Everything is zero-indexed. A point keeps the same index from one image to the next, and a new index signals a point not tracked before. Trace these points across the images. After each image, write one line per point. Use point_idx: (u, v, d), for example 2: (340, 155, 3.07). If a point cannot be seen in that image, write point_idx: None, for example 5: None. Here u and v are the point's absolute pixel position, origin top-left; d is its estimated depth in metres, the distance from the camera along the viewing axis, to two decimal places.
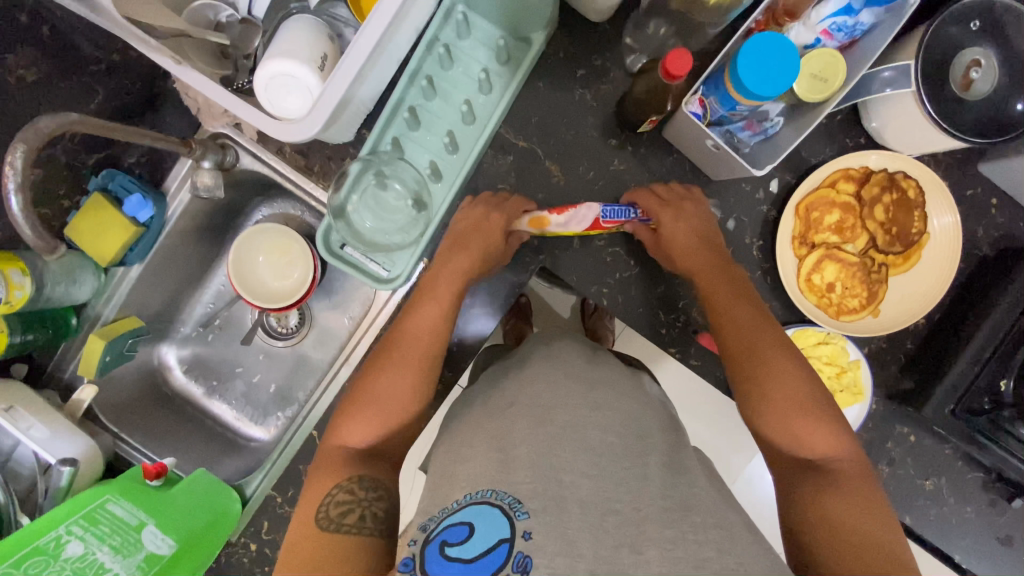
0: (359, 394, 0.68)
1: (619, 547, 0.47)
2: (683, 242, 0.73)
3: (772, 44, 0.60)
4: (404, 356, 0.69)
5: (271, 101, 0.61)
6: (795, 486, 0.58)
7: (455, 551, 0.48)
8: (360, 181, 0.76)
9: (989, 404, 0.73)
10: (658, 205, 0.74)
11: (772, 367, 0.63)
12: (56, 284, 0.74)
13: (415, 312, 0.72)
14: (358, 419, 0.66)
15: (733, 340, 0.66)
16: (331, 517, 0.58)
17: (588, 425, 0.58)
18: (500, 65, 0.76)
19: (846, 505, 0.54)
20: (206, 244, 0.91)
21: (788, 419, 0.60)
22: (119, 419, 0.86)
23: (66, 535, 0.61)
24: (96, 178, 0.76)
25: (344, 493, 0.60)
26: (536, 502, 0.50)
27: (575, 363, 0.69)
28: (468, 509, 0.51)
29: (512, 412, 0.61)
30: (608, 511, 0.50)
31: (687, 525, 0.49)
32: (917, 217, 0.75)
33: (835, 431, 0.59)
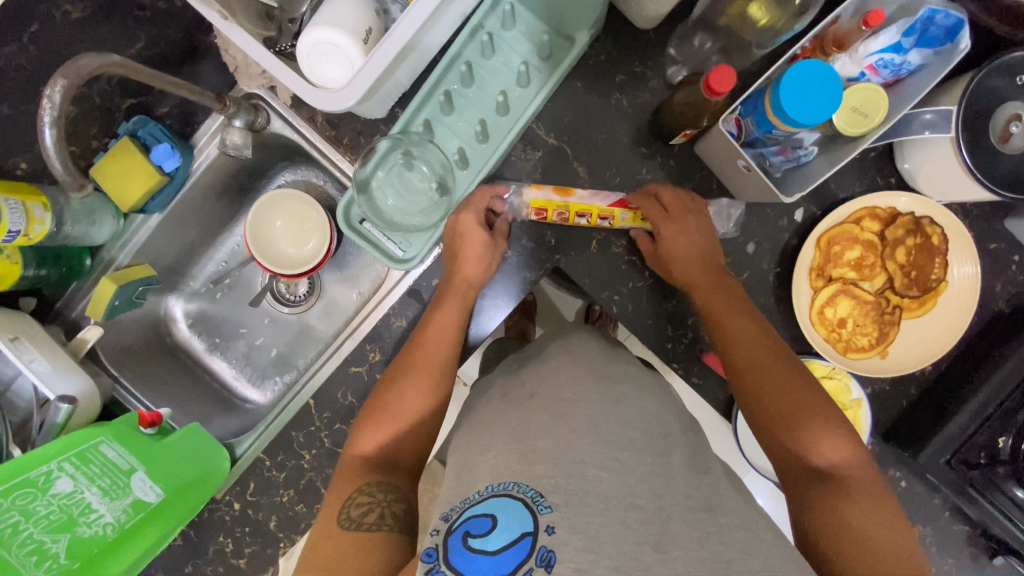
0: (375, 405, 0.69)
1: (642, 545, 0.49)
2: (682, 251, 0.72)
3: (816, 72, 0.61)
4: (421, 360, 0.71)
5: (310, 67, 0.61)
6: (806, 494, 0.58)
7: (478, 542, 0.49)
8: (387, 159, 0.77)
9: (985, 459, 0.74)
10: (660, 215, 0.73)
11: (779, 380, 0.62)
12: (75, 223, 0.75)
13: (438, 313, 0.73)
14: (373, 427, 0.67)
15: (737, 351, 0.66)
16: (352, 517, 0.60)
17: (607, 420, 0.60)
18: (540, 60, 0.76)
19: (864, 516, 0.54)
20: (226, 202, 0.92)
21: (797, 429, 0.60)
22: (120, 363, 0.86)
23: (56, 471, 0.60)
24: (127, 123, 0.77)
25: (364, 496, 0.62)
26: (558, 497, 0.51)
27: (585, 365, 0.69)
28: (490, 501, 0.52)
29: (535, 403, 0.64)
30: (631, 507, 0.52)
31: (713, 525, 0.52)
32: (938, 264, 0.74)
33: (842, 437, 0.59)
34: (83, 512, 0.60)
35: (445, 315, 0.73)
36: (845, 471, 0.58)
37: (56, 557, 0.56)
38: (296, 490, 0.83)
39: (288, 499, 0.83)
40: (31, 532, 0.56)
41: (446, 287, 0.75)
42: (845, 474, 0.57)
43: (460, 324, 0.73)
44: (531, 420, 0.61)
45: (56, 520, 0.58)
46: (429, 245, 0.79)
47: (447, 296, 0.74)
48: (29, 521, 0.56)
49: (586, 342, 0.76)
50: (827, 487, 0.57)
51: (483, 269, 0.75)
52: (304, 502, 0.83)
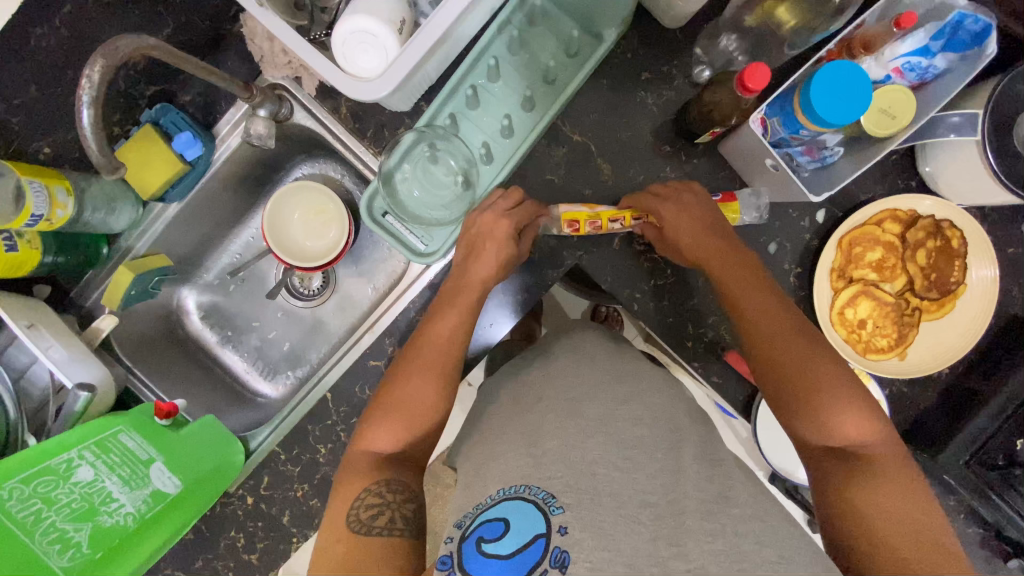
0: (383, 402, 0.68)
1: (655, 540, 0.48)
2: (691, 232, 0.71)
3: (846, 72, 0.61)
4: (429, 352, 0.70)
5: (345, 56, 0.60)
6: (831, 473, 0.59)
7: (492, 547, 0.50)
8: (412, 152, 0.76)
9: (1003, 461, 0.75)
10: (657, 200, 0.73)
11: (804, 361, 0.62)
12: (95, 211, 0.74)
13: (444, 309, 0.72)
14: (386, 423, 0.66)
15: (757, 330, 0.65)
16: (362, 520, 0.59)
17: (614, 417, 0.60)
18: (568, 57, 0.76)
19: (890, 494, 0.54)
20: (244, 193, 0.91)
21: (819, 409, 0.60)
22: (135, 353, 0.85)
23: (78, 459, 0.59)
24: (149, 110, 0.76)
25: (373, 496, 0.61)
26: (569, 497, 0.52)
27: (610, 362, 0.69)
28: (503, 504, 0.53)
29: (542, 406, 0.64)
30: (643, 504, 0.51)
31: (726, 517, 0.50)
32: (957, 267, 0.75)
33: (865, 416, 0.59)
34: (104, 501, 0.60)
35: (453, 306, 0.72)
36: (870, 449, 0.58)
37: (78, 546, 0.56)
38: (311, 484, 0.82)
39: (302, 494, 0.82)
40: (53, 520, 0.55)
41: (457, 282, 0.75)
42: (871, 453, 0.58)
43: (469, 315, 0.72)
44: (557, 414, 0.61)
45: (78, 509, 0.57)
46: (452, 239, 0.79)
47: (460, 296, 0.73)
48: (51, 509, 0.55)
49: (593, 340, 0.75)
50: (852, 465, 0.58)
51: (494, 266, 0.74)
52: (318, 497, 0.82)
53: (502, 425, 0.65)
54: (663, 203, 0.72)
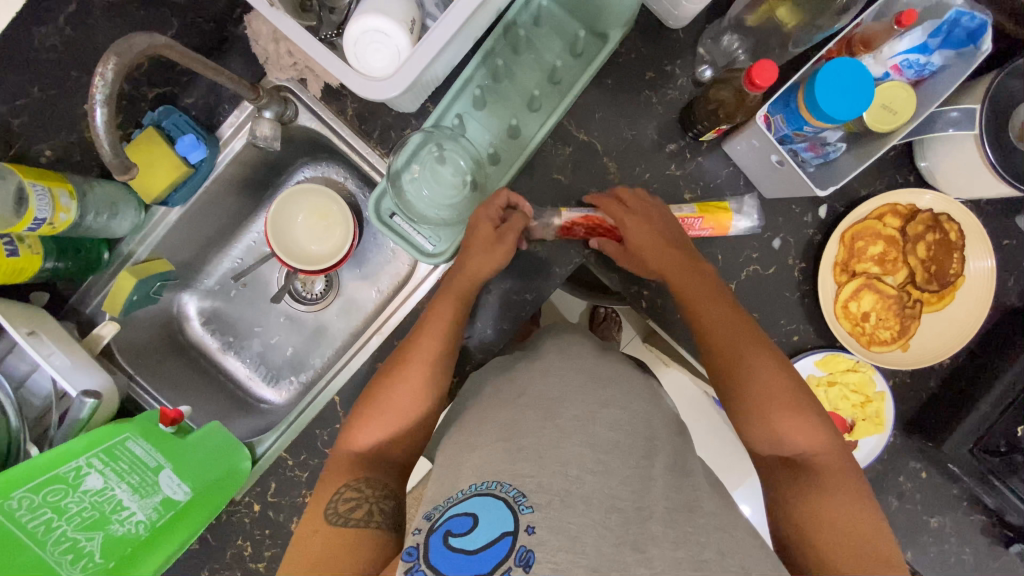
0: (372, 398, 0.68)
1: (621, 545, 0.48)
2: (650, 245, 0.71)
3: (850, 70, 0.62)
4: (416, 357, 0.68)
5: (357, 56, 0.60)
6: (780, 483, 0.60)
7: (459, 541, 0.50)
8: (420, 151, 0.76)
9: (1005, 447, 0.76)
10: (623, 212, 0.73)
11: (755, 369, 0.63)
12: (98, 215, 0.73)
13: (430, 317, 0.71)
14: (365, 420, 0.66)
15: (713, 340, 0.66)
16: (339, 512, 0.60)
17: (592, 422, 0.59)
18: (573, 57, 0.77)
19: (837, 508, 0.56)
20: (247, 197, 0.91)
21: (771, 421, 0.61)
22: (135, 361, 0.84)
23: (86, 467, 0.58)
24: (152, 113, 0.75)
25: (352, 491, 0.62)
26: (541, 497, 0.51)
27: (604, 366, 0.69)
28: (472, 500, 0.52)
29: (522, 402, 0.63)
30: (612, 509, 0.52)
31: (692, 526, 0.52)
32: (956, 259, 0.77)
33: (816, 428, 0.60)
34: (115, 509, 0.59)
35: (436, 310, 0.71)
36: (820, 459, 0.60)
37: (91, 555, 0.55)
38: None
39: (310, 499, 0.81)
40: (64, 530, 0.54)
41: (450, 284, 0.72)
42: (822, 464, 0.59)
43: (454, 318, 0.71)
44: (565, 410, 0.61)
45: (88, 518, 0.56)
46: (459, 239, 0.79)
47: (446, 291, 0.72)
48: (61, 519, 0.54)
49: (586, 345, 0.74)
50: (802, 478, 0.59)
51: (491, 273, 0.72)
52: None
53: (484, 419, 0.63)
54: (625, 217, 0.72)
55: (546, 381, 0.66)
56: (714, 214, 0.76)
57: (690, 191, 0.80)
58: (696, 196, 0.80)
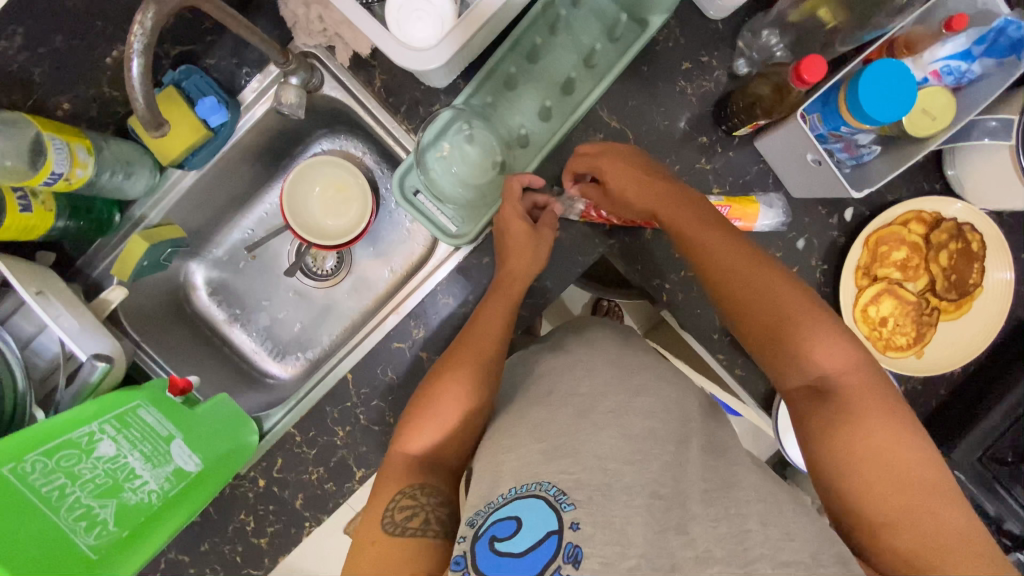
0: (425, 395, 0.65)
1: (665, 531, 0.50)
2: (631, 186, 0.67)
3: (895, 72, 0.62)
4: (467, 356, 0.67)
5: (399, 24, 0.58)
6: (807, 414, 0.58)
7: (505, 546, 0.51)
8: (448, 129, 0.75)
9: (1012, 457, 0.77)
10: (594, 158, 0.70)
11: (755, 284, 0.61)
12: (112, 173, 0.70)
13: (485, 310, 0.70)
14: (418, 422, 0.64)
15: (714, 263, 0.63)
16: (396, 521, 0.58)
17: (627, 412, 0.61)
18: (610, 42, 0.75)
19: (873, 432, 0.53)
20: (262, 166, 0.88)
21: (787, 341, 0.59)
22: (142, 329, 0.82)
23: (99, 433, 0.56)
24: (171, 72, 0.73)
25: (407, 498, 0.60)
26: (579, 494, 0.52)
27: (630, 360, 0.69)
28: (515, 504, 0.53)
29: (553, 400, 0.64)
30: (654, 495, 0.53)
31: (730, 499, 0.53)
32: (976, 269, 0.77)
33: (835, 343, 0.57)
34: (128, 478, 0.56)
35: (489, 311, 0.70)
36: (843, 380, 0.57)
37: (104, 524, 0.53)
38: (326, 468, 0.80)
39: (317, 477, 0.80)
40: (78, 496, 0.52)
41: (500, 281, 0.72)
42: (846, 384, 0.56)
43: (506, 318, 0.70)
44: (589, 410, 0.61)
45: (102, 485, 0.54)
46: (483, 222, 0.77)
47: (497, 291, 0.71)
48: (74, 485, 0.52)
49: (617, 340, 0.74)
50: (826, 405, 0.56)
51: (530, 266, 0.71)
52: (333, 480, 0.80)
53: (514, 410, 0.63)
54: (597, 159, 0.70)
55: (571, 378, 0.67)
56: (741, 205, 0.75)
57: (718, 186, 0.79)
58: (724, 191, 0.79)
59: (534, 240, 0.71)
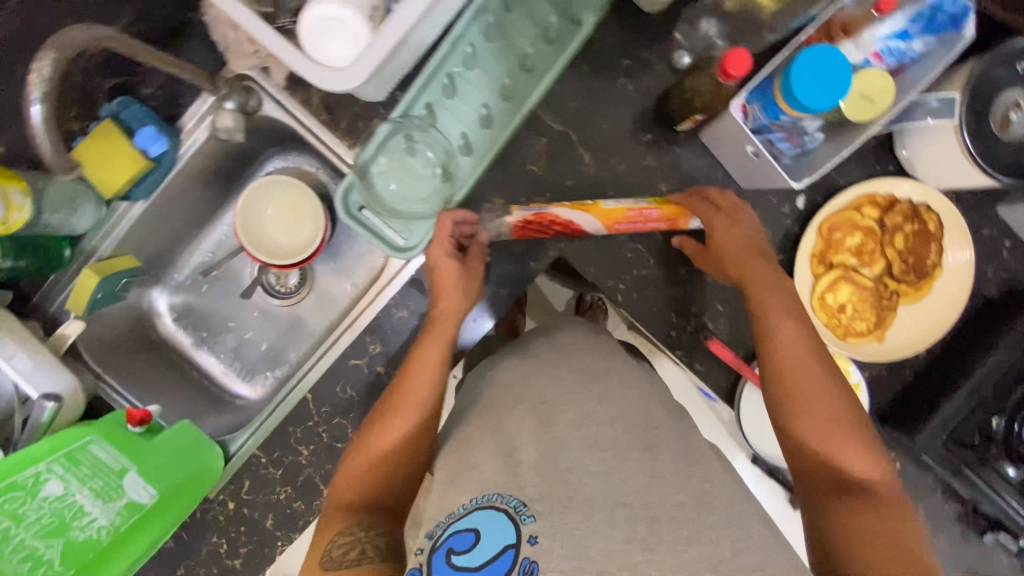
0: (362, 445, 0.61)
1: (630, 543, 0.51)
2: (733, 243, 0.68)
3: (828, 56, 0.61)
4: (407, 401, 0.62)
5: (313, 45, 0.58)
6: (831, 503, 0.56)
7: (462, 559, 0.53)
8: (388, 143, 0.74)
9: (979, 439, 0.76)
10: (713, 212, 0.69)
11: (815, 377, 0.59)
12: (54, 211, 0.70)
13: (421, 352, 0.65)
14: (352, 464, 0.61)
15: (781, 346, 0.61)
16: (335, 559, 0.54)
17: (574, 416, 0.61)
18: (546, 43, 0.75)
19: (884, 530, 0.52)
20: (214, 189, 0.88)
21: (828, 433, 0.58)
22: (104, 360, 0.82)
23: (46, 473, 0.57)
24: (108, 105, 0.73)
25: (345, 536, 0.56)
26: (540, 506, 0.54)
27: (584, 365, 0.69)
28: (474, 515, 0.55)
29: (519, 412, 0.63)
30: (618, 505, 0.54)
31: (706, 524, 0.53)
32: (933, 250, 0.76)
33: (875, 453, 0.57)
34: (75, 515, 0.57)
35: (423, 355, 0.64)
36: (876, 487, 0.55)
37: (49, 564, 0.54)
38: (294, 486, 0.81)
39: (285, 496, 0.81)
40: (22, 538, 0.53)
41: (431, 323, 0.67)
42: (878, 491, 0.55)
43: (443, 360, 0.65)
44: (534, 423, 0.61)
45: (48, 525, 0.55)
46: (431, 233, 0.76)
47: (430, 332, 0.66)
48: (18, 527, 0.53)
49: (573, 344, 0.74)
50: (856, 500, 0.55)
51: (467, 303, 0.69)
52: (301, 499, 0.81)
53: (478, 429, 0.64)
54: (715, 215, 0.69)
55: (535, 384, 0.66)
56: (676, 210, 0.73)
57: (666, 181, 0.78)
58: (672, 186, 0.78)
59: (466, 268, 0.70)
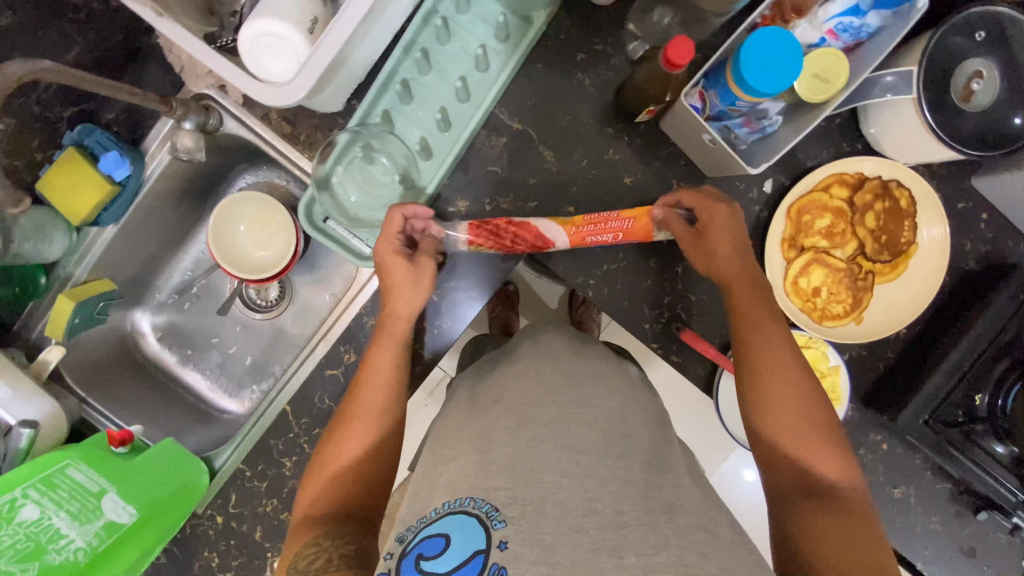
0: (322, 462, 0.63)
1: (598, 551, 0.47)
2: (724, 241, 0.65)
3: (774, 38, 0.59)
4: (363, 412, 0.64)
5: (254, 62, 0.59)
6: (793, 503, 0.55)
7: (429, 565, 0.50)
8: (347, 152, 0.74)
9: (964, 417, 0.74)
10: (705, 202, 0.67)
11: (786, 377, 0.60)
12: (24, 241, 0.72)
13: (375, 356, 0.67)
14: (312, 483, 0.62)
15: (755, 345, 0.62)
16: (301, 569, 0.53)
17: (539, 416, 0.61)
18: (499, 42, 0.74)
19: (849, 527, 0.52)
20: (187, 209, 0.89)
21: (796, 435, 0.58)
22: (88, 383, 0.84)
23: (22, 499, 0.58)
24: (72, 132, 0.74)
25: (310, 547, 0.55)
26: (512, 510, 0.52)
27: (553, 365, 0.69)
28: (446, 518, 0.53)
29: (498, 409, 0.64)
30: (589, 513, 0.51)
31: (670, 528, 0.50)
32: (907, 227, 0.74)
33: (841, 456, 0.57)
34: (51, 539, 0.59)
35: (377, 360, 0.67)
36: (841, 490, 0.56)
37: None
38: (279, 498, 0.82)
39: (271, 508, 0.82)
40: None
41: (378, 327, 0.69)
42: (843, 494, 0.55)
43: (396, 361, 0.67)
44: (499, 426, 0.61)
45: (23, 550, 0.56)
46: None
47: (383, 335, 0.68)
48: None
49: (541, 343, 0.74)
50: (818, 500, 0.54)
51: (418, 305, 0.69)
52: (287, 510, 0.82)
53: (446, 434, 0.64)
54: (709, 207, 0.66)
55: (521, 386, 0.66)
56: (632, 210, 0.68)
57: (631, 174, 0.77)
58: (636, 178, 0.77)
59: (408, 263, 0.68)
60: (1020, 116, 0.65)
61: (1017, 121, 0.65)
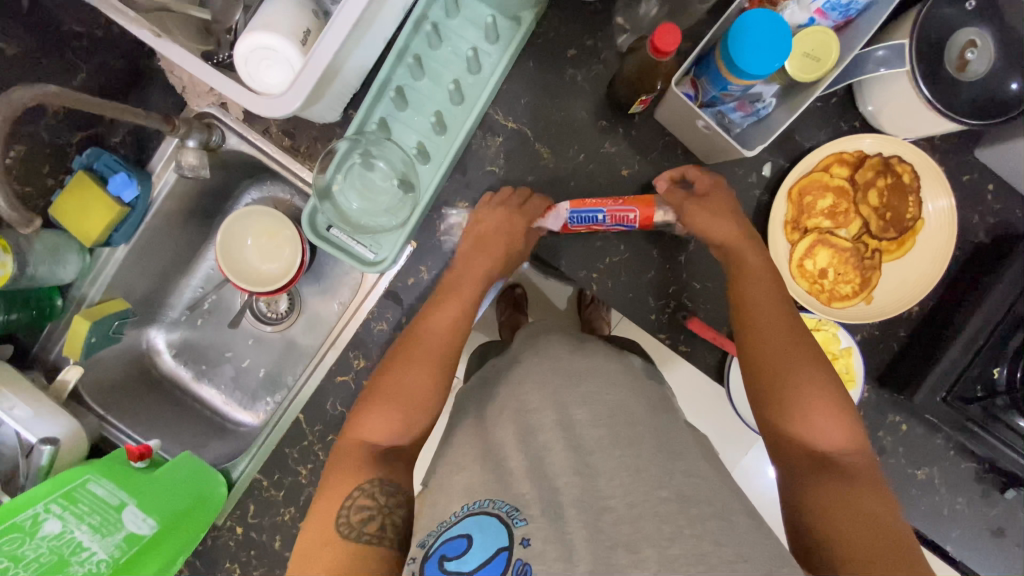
0: (381, 386, 0.65)
1: (614, 547, 0.48)
2: (721, 203, 0.70)
3: (763, 19, 0.59)
4: (426, 349, 0.67)
5: (250, 75, 0.60)
6: (802, 477, 0.56)
7: (452, 565, 0.51)
8: (347, 161, 0.75)
9: (982, 392, 0.72)
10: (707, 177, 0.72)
11: (786, 347, 0.60)
12: (39, 264, 0.74)
13: (435, 312, 0.70)
14: (376, 412, 0.63)
15: (754, 317, 0.63)
16: (351, 523, 0.55)
17: (548, 409, 0.61)
18: (490, 44, 0.75)
19: (855, 496, 0.52)
20: (195, 227, 0.91)
21: (802, 406, 0.58)
22: (106, 402, 0.85)
23: (43, 514, 0.60)
24: (80, 157, 0.76)
25: (364, 496, 0.57)
26: (534, 509, 0.53)
27: (561, 361, 0.68)
28: (465, 521, 0.53)
29: (504, 417, 0.64)
30: (603, 509, 0.52)
31: (685, 518, 0.49)
32: (911, 203, 0.74)
33: (848, 423, 0.57)
34: (74, 552, 0.60)
35: (433, 319, 0.69)
36: (847, 457, 0.56)
37: None
38: (296, 506, 0.82)
39: (289, 517, 0.82)
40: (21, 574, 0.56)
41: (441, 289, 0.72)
42: (850, 466, 0.55)
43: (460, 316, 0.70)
44: (508, 424, 0.61)
45: (46, 563, 0.58)
46: (399, 244, 0.76)
47: (448, 295, 0.71)
48: (17, 566, 0.56)
49: (552, 339, 0.73)
50: (828, 474, 0.54)
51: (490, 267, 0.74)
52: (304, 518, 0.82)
53: None
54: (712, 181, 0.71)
55: (521, 390, 0.66)
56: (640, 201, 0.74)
57: (628, 166, 0.78)
58: (634, 170, 0.78)
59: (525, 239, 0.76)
60: (1015, 81, 0.65)
61: (1014, 87, 0.65)
